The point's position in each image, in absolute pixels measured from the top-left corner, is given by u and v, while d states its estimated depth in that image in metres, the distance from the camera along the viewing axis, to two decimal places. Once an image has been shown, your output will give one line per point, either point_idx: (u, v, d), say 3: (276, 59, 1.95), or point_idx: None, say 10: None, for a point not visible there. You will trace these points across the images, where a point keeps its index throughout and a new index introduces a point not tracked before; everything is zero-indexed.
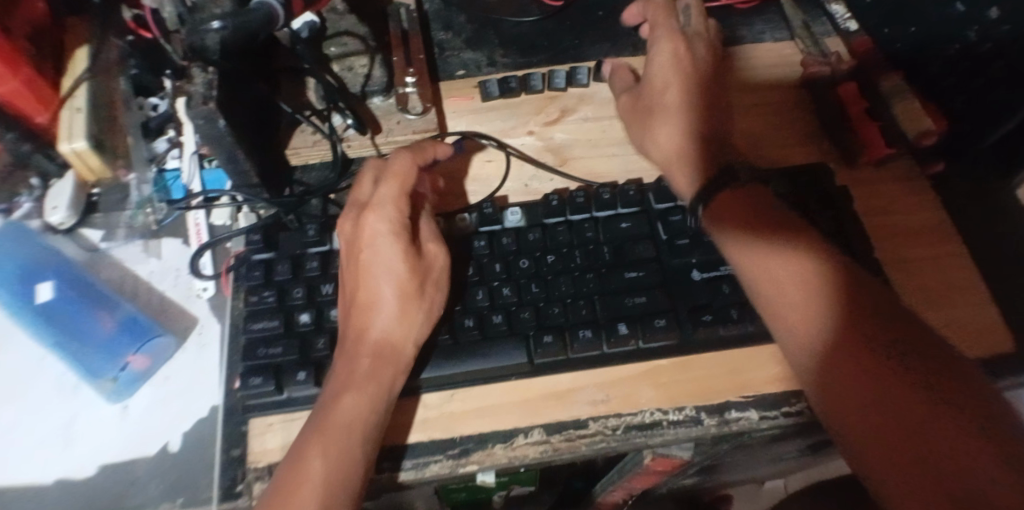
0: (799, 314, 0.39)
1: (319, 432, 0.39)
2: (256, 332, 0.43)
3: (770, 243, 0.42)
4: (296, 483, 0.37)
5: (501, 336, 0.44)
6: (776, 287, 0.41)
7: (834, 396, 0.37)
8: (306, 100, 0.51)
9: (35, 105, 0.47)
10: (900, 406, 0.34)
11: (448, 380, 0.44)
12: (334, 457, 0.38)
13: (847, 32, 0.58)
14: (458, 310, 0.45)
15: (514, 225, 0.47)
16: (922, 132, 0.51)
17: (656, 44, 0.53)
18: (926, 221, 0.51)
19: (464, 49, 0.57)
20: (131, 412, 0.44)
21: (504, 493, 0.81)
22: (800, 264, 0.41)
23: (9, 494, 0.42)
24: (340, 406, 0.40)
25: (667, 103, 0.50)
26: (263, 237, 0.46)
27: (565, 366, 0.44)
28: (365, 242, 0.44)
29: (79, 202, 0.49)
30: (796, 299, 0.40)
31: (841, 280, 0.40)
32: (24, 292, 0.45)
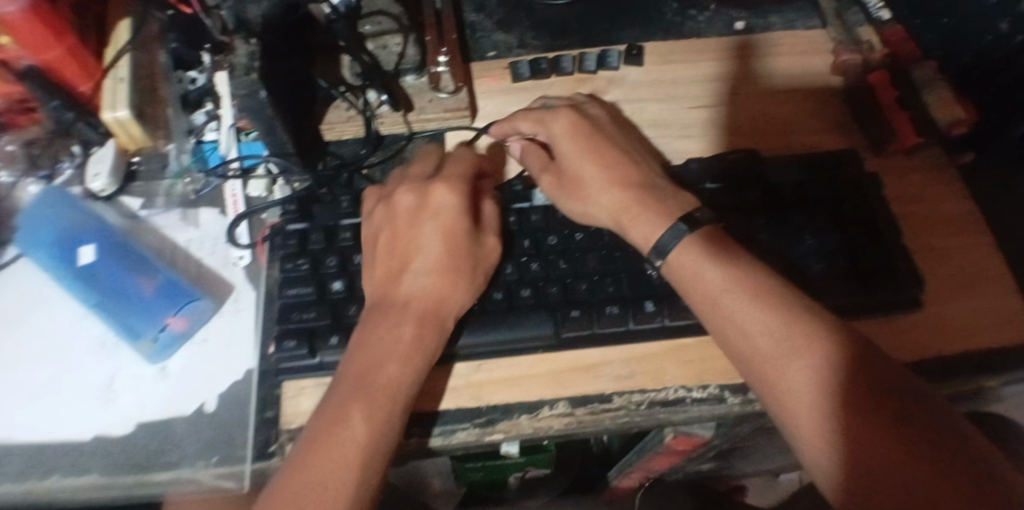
0: (766, 356, 0.38)
1: (362, 395, 0.39)
2: (290, 298, 0.44)
3: (735, 274, 0.41)
4: (336, 447, 0.38)
5: (529, 308, 0.45)
6: (740, 328, 0.39)
7: (813, 433, 0.36)
8: (340, 76, 0.52)
9: (79, 73, 0.49)
10: (880, 446, 0.34)
11: (480, 347, 0.44)
12: (377, 421, 0.39)
13: (880, 21, 0.58)
14: (488, 282, 0.46)
15: (542, 203, 0.49)
16: (953, 120, 0.49)
17: (544, 121, 0.50)
18: (954, 210, 0.50)
19: (495, 31, 0.58)
20: (168, 374, 0.45)
21: (520, 475, 0.82)
22: (771, 297, 0.40)
23: (49, 448, 0.43)
24: (382, 369, 0.40)
25: (591, 175, 0.47)
26: (298, 208, 0.47)
27: (591, 341, 0.44)
28: (430, 210, 0.46)
29: (120, 169, 0.50)
30: (761, 339, 0.39)
31: (802, 313, 0.39)
32: (67, 255, 0.46)
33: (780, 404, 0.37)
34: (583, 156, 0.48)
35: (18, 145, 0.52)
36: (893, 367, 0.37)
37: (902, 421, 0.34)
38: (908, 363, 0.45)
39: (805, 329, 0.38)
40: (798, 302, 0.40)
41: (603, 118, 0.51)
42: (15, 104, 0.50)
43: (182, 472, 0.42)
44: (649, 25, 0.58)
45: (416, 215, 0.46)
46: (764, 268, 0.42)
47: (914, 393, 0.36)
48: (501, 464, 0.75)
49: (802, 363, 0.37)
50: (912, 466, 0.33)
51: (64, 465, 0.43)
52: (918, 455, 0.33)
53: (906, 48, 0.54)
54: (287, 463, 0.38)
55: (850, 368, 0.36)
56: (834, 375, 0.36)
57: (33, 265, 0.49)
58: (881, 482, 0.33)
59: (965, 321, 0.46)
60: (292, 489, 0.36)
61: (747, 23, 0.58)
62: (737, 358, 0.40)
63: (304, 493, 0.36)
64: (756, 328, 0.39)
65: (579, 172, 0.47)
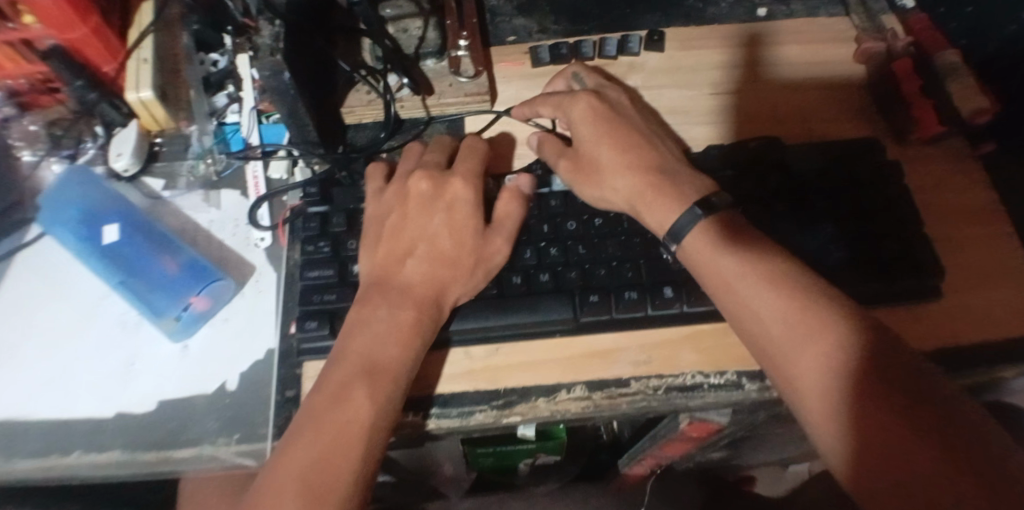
0: (774, 338, 0.38)
1: (366, 376, 0.40)
2: (311, 280, 0.45)
3: (745, 257, 0.41)
4: (339, 425, 0.38)
5: (547, 292, 0.45)
6: (749, 310, 0.40)
7: (821, 415, 0.36)
8: (361, 59, 0.52)
9: (103, 53, 0.49)
10: (888, 429, 0.34)
11: (478, 332, 0.44)
12: (380, 399, 0.39)
13: (903, 10, 0.57)
14: (505, 266, 0.46)
15: (560, 188, 0.49)
16: (976, 110, 0.49)
17: (563, 107, 0.49)
18: (976, 200, 0.50)
19: (515, 16, 0.57)
20: (190, 352, 0.46)
21: (530, 461, 0.82)
22: (784, 282, 0.40)
23: (75, 423, 0.44)
24: (382, 353, 0.41)
25: (607, 159, 0.47)
26: (320, 190, 0.47)
27: (609, 326, 0.45)
28: (445, 200, 0.47)
29: (143, 150, 0.51)
30: (769, 322, 0.39)
31: (813, 295, 0.39)
32: (91, 234, 0.47)
33: (788, 386, 0.38)
34: (601, 141, 0.47)
35: (40, 125, 0.52)
36: (907, 351, 0.36)
37: (913, 405, 0.34)
38: (928, 352, 0.44)
39: (818, 314, 0.38)
40: (812, 286, 0.39)
41: (624, 104, 0.50)
42: (37, 84, 0.51)
43: (204, 449, 0.43)
44: (669, 11, 0.57)
45: (428, 205, 0.47)
46: (779, 252, 0.42)
47: (928, 377, 0.35)
48: (512, 449, 0.75)
49: (814, 347, 0.37)
50: (920, 450, 0.33)
51: (88, 440, 0.43)
52: (927, 438, 0.33)
53: (930, 36, 0.54)
54: (284, 440, 0.39)
55: (863, 353, 0.36)
56: (846, 359, 0.36)
57: (55, 244, 0.49)
58: (889, 465, 0.33)
59: (983, 312, 0.46)
60: (295, 467, 0.37)
61: (769, 10, 0.58)
62: (750, 342, 0.40)
63: (309, 471, 0.37)
64: (766, 311, 0.39)
65: (596, 156, 0.47)
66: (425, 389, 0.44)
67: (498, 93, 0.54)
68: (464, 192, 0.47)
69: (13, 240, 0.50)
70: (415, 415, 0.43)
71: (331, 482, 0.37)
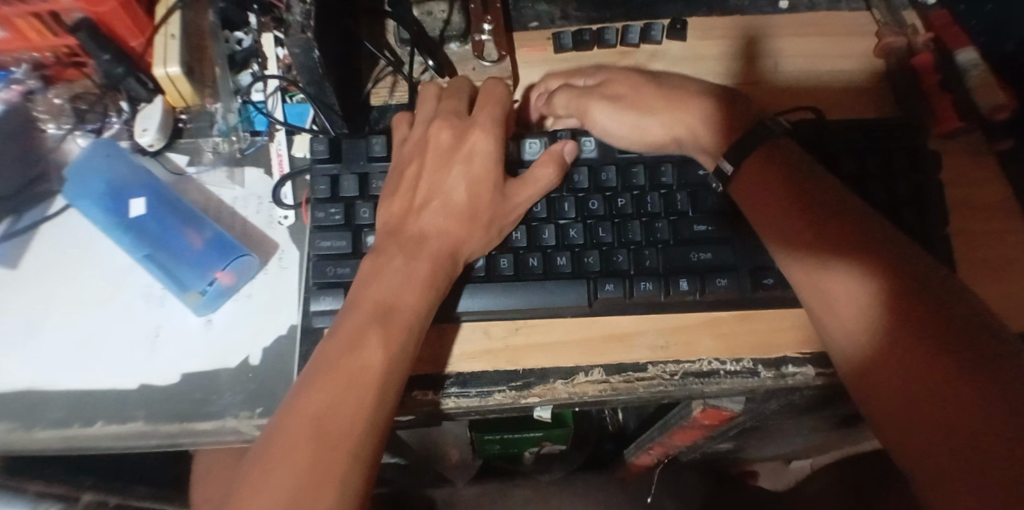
0: (834, 284, 0.40)
1: (379, 320, 0.40)
2: (324, 250, 0.45)
3: (807, 210, 0.42)
4: (353, 371, 0.38)
5: (564, 277, 0.45)
6: (808, 258, 0.41)
7: (874, 357, 0.38)
8: (386, 41, 0.54)
9: (132, 29, 0.49)
10: (933, 376, 0.35)
11: (485, 313, 0.45)
12: (394, 349, 0.39)
13: (924, 6, 0.58)
14: (523, 243, 0.46)
15: (588, 155, 0.48)
16: (996, 105, 0.51)
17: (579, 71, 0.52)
18: (992, 196, 0.51)
19: (538, 1, 0.57)
20: (213, 326, 0.46)
21: (536, 449, 0.83)
22: (841, 237, 0.40)
23: (98, 393, 0.45)
24: (396, 301, 0.41)
25: (637, 99, 0.48)
26: (329, 149, 0.47)
27: (623, 311, 0.45)
28: (462, 154, 0.46)
29: (168, 126, 0.51)
30: (830, 269, 0.40)
31: (879, 247, 0.40)
32: (118, 207, 0.48)
33: (844, 330, 0.39)
34: (624, 86, 0.49)
35: (65, 99, 0.53)
36: (963, 306, 0.37)
37: (970, 355, 0.35)
38: None
39: (870, 270, 0.39)
40: (869, 238, 0.40)
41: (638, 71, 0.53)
42: (62, 58, 0.51)
43: (227, 422, 0.43)
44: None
45: (446, 157, 0.47)
46: (837, 202, 0.42)
47: (985, 331, 0.36)
48: (519, 437, 0.76)
49: (865, 300, 0.38)
50: (962, 398, 0.34)
51: (110, 411, 0.44)
52: (973, 386, 0.34)
53: (950, 32, 0.55)
54: (303, 380, 0.38)
55: (917, 307, 0.37)
56: (898, 314, 0.37)
57: (79, 216, 0.50)
58: (928, 411, 0.35)
59: (997, 306, 0.46)
60: (312, 405, 0.37)
61: (792, 2, 0.58)
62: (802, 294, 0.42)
63: (327, 408, 0.37)
64: (827, 259, 0.40)
65: (625, 99, 0.48)
66: (445, 367, 0.45)
67: (522, 77, 0.55)
68: (487, 154, 0.46)
69: (38, 212, 0.50)
70: (432, 393, 0.44)
71: (343, 424, 0.36)
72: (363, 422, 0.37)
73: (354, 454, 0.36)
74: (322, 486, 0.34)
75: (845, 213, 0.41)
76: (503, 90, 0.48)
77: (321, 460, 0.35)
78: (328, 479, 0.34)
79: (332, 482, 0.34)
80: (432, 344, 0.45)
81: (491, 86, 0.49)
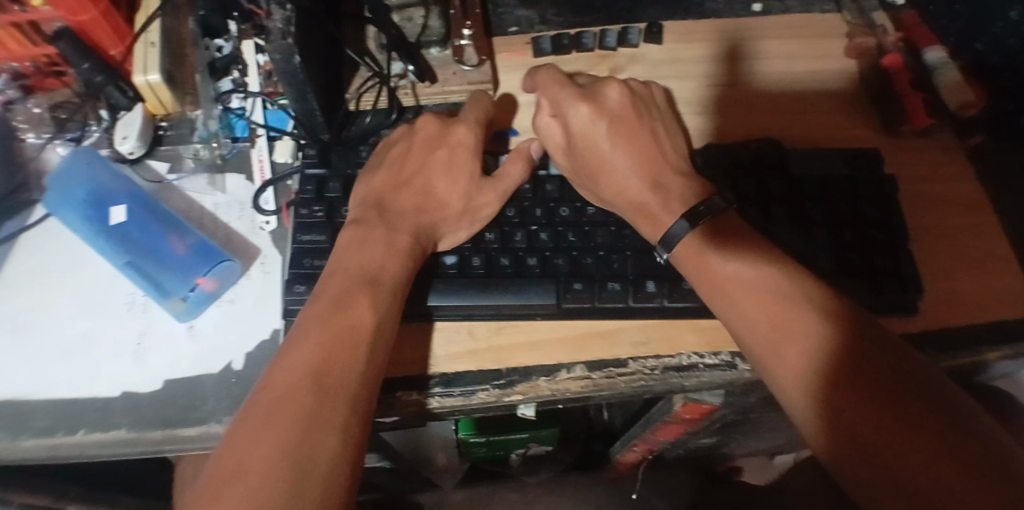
0: (765, 337, 0.40)
1: (367, 285, 0.42)
2: (304, 244, 0.46)
3: (738, 257, 0.42)
4: (343, 327, 0.39)
5: (534, 277, 0.46)
6: (740, 311, 0.41)
7: (814, 409, 0.37)
8: (366, 47, 0.54)
9: (113, 37, 0.50)
10: (865, 413, 0.36)
11: (458, 311, 0.45)
12: (382, 306, 0.41)
13: (894, 7, 0.59)
14: (495, 244, 0.47)
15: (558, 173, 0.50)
16: (963, 102, 0.52)
17: (565, 109, 0.48)
18: (961, 190, 0.52)
19: (518, 6, 0.58)
20: (197, 331, 0.46)
21: (523, 451, 0.83)
22: (779, 288, 0.41)
23: (80, 401, 0.44)
24: (382, 267, 0.43)
25: (608, 165, 0.47)
26: (319, 154, 0.49)
27: (592, 314, 0.45)
28: (448, 144, 0.49)
29: (147, 134, 0.51)
30: (760, 321, 0.40)
31: (801, 294, 0.40)
32: (100, 215, 0.48)
33: (781, 382, 0.39)
34: (601, 141, 0.48)
35: (45, 108, 0.53)
36: (893, 346, 0.38)
37: (901, 390, 0.36)
38: (916, 333, 0.46)
39: (806, 321, 0.39)
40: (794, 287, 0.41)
41: (626, 105, 0.49)
42: (43, 68, 0.51)
43: (210, 428, 0.43)
44: (669, 4, 0.59)
45: (431, 144, 0.49)
46: (772, 254, 0.43)
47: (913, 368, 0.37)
48: (506, 438, 0.77)
49: (802, 348, 0.38)
50: (899, 431, 0.35)
51: (95, 419, 0.44)
52: (897, 417, 0.35)
53: (921, 33, 0.56)
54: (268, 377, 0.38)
55: (848, 352, 0.38)
56: (827, 362, 0.38)
57: (60, 225, 0.50)
58: (855, 451, 0.35)
59: (966, 296, 0.48)
60: (306, 361, 0.37)
61: (765, 6, 0.59)
62: (741, 341, 0.42)
63: (316, 372, 0.37)
64: (758, 310, 0.41)
65: (595, 162, 0.48)
66: (430, 367, 0.45)
67: (501, 81, 0.55)
68: (470, 144, 0.49)
69: (19, 221, 0.50)
70: (417, 394, 0.44)
71: (342, 367, 0.38)
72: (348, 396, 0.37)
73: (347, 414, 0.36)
74: (316, 436, 0.34)
75: (770, 260, 0.42)
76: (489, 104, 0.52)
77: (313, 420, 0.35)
78: (319, 433, 0.34)
79: (328, 435, 0.35)
80: (417, 344, 0.45)
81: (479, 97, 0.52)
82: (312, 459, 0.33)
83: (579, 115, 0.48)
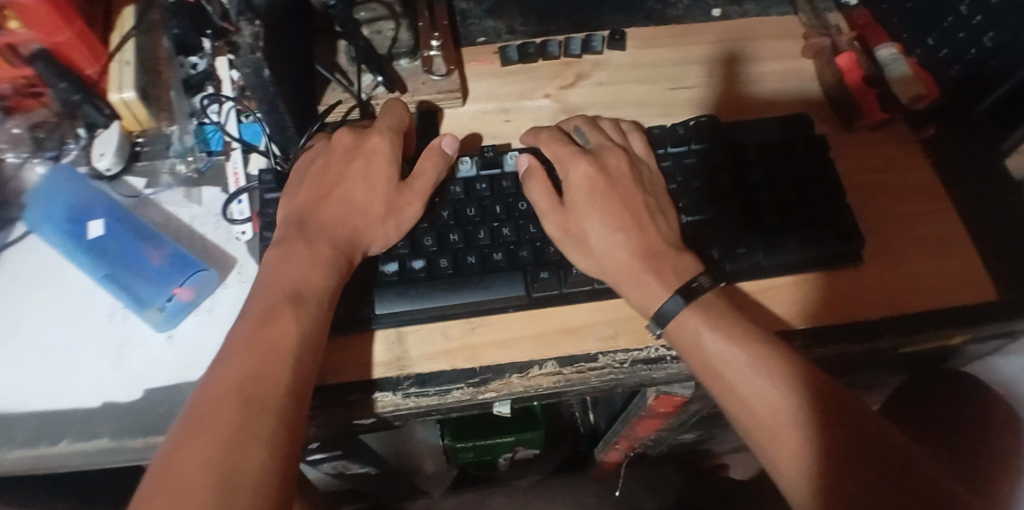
0: (762, 421, 0.40)
1: (292, 301, 0.43)
2: None
3: (734, 337, 0.42)
4: (264, 342, 0.40)
5: (501, 270, 0.47)
6: (737, 393, 0.41)
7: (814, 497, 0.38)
8: (337, 61, 0.56)
9: (88, 56, 0.51)
10: (844, 491, 0.37)
11: (428, 311, 0.46)
12: (305, 317, 0.42)
13: (848, 7, 0.61)
14: (461, 243, 0.48)
15: (512, 169, 0.51)
16: (915, 95, 0.53)
17: (564, 168, 0.50)
18: (917, 180, 0.54)
19: (485, 17, 0.60)
20: (175, 340, 0.47)
21: (510, 456, 0.84)
22: (775, 370, 0.41)
23: (61, 412, 0.45)
24: (305, 281, 0.44)
25: (598, 227, 0.47)
26: (275, 178, 0.50)
27: (559, 301, 0.47)
28: (364, 152, 0.50)
29: (124, 150, 0.53)
30: (757, 405, 0.40)
31: (796, 375, 0.41)
32: (77, 230, 0.49)
33: (780, 467, 0.40)
34: (589, 202, 0.48)
35: (24, 128, 0.54)
36: (874, 423, 0.39)
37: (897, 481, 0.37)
38: (876, 321, 0.47)
39: (802, 406, 0.40)
40: (789, 370, 0.41)
41: (623, 171, 0.49)
42: (21, 89, 0.52)
43: None
44: (631, 11, 0.61)
45: (348, 154, 0.50)
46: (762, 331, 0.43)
47: (893, 443, 0.38)
48: (492, 444, 0.77)
49: (796, 432, 0.39)
50: None
51: (76, 428, 0.44)
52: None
53: (873, 30, 0.58)
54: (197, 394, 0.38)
55: (834, 434, 0.39)
56: (823, 450, 0.38)
57: (40, 242, 0.51)
58: None
59: (927, 282, 0.49)
60: (232, 374, 0.39)
61: (724, 10, 0.61)
62: (729, 412, 0.42)
63: (239, 390, 0.38)
64: (755, 392, 0.41)
65: (583, 224, 0.47)
66: (405, 367, 0.46)
67: (470, 91, 0.57)
68: (384, 151, 0.50)
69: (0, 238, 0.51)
70: (393, 394, 0.45)
71: (268, 370, 0.39)
72: (275, 402, 0.38)
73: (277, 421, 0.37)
74: (247, 442, 0.36)
75: (762, 337, 0.42)
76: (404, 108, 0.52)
77: (243, 438, 0.36)
78: (252, 447, 0.36)
79: (258, 443, 0.36)
80: (391, 348, 0.46)
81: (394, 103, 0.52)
82: (242, 475, 0.35)
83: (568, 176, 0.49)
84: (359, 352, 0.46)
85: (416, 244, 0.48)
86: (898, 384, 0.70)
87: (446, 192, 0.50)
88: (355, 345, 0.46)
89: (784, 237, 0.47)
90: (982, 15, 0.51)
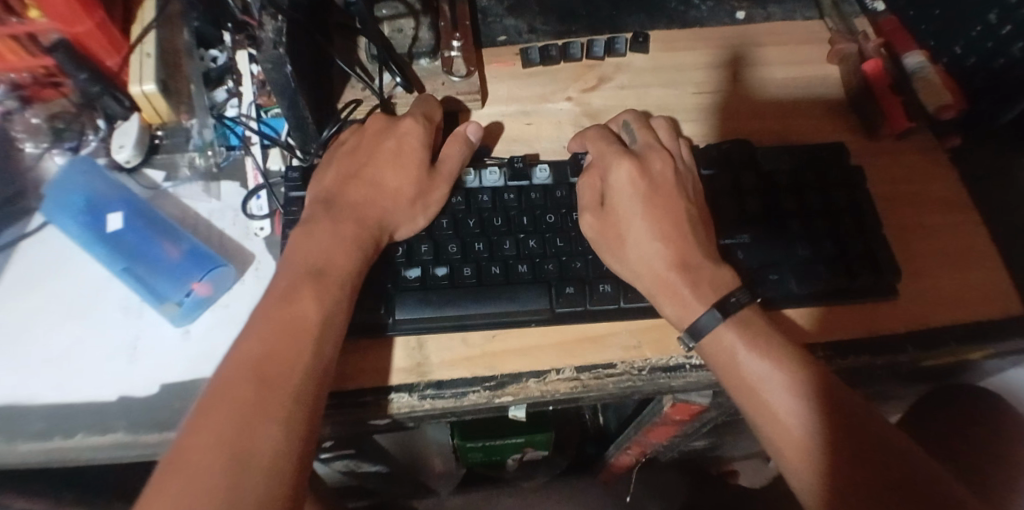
0: (791, 442, 0.39)
1: (313, 279, 0.42)
2: None
3: (772, 353, 0.41)
4: (287, 320, 0.40)
5: (525, 282, 0.46)
6: (768, 411, 0.40)
7: None
8: (357, 58, 0.56)
9: (107, 48, 0.51)
10: None
11: (452, 320, 0.46)
12: (327, 299, 0.42)
13: (874, 13, 0.60)
14: (485, 254, 0.47)
15: (541, 182, 0.50)
16: (941, 105, 0.52)
17: (606, 168, 0.49)
18: (944, 190, 0.53)
19: (506, 16, 0.60)
20: (192, 334, 0.47)
21: (518, 456, 0.83)
22: (811, 390, 0.40)
23: (77, 405, 0.45)
24: (330, 262, 0.43)
25: (637, 233, 0.46)
26: (302, 176, 0.50)
27: (584, 317, 0.46)
28: (394, 134, 0.50)
29: (143, 142, 0.53)
30: (790, 424, 0.40)
31: (829, 399, 0.40)
32: (95, 222, 0.49)
33: (807, 490, 0.39)
34: (631, 206, 0.47)
35: (43, 118, 0.54)
36: (906, 453, 0.38)
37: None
38: (899, 335, 0.47)
39: (834, 430, 0.39)
40: (826, 392, 0.40)
41: (668, 177, 0.48)
42: (40, 78, 0.52)
43: None
44: (654, 13, 0.60)
45: (380, 135, 0.50)
46: (798, 351, 0.42)
47: (920, 481, 0.37)
48: (501, 444, 0.77)
49: (827, 455, 0.38)
50: None
51: (91, 422, 0.44)
52: None
53: (899, 37, 0.57)
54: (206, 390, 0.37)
55: (858, 457, 0.38)
56: (855, 478, 0.37)
57: (56, 233, 0.51)
58: None
59: (953, 296, 0.48)
60: (247, 356, 0.38)
61: (748, 13, 0.60)
62: (756, 428, 0.42)
63: (255, 365, 0.38)
64: (790, 411, 0.40)
65: (619, 224, 0.47)
66: (423, 371, 0.45)
67: (489, 92, 0.57)
68: (416, 133, 0.50)
69: (17, 229, 0.51)
70: (409, 396, 0.44)
71: (286, 367, 0.38)
72: (287, 413, 0.36)
73: (286, 420, 0.36)
74: (254, 438, 0.35)
75: (799, 356, 0.42)
76: (435, 102, 0.53)
77: (243, 456, 0.34)
78: (261, 427, 0.35)
79: (264, 441, 0.35)
80: (409, 351, 0.46)
81: (427, 97, 0.53)
82: (252, 459, 0.34)
83: (607, 175, 0.49)
84: (375, 354, 0.46)
85: (439, 251, 0.47)
86: (914, 396, 0.70)
87: (473, 198, 0.49)
88: (370, 347, 0.46)
89: (802, 246, 0.47)
90: (1012, 25, 0.50)
